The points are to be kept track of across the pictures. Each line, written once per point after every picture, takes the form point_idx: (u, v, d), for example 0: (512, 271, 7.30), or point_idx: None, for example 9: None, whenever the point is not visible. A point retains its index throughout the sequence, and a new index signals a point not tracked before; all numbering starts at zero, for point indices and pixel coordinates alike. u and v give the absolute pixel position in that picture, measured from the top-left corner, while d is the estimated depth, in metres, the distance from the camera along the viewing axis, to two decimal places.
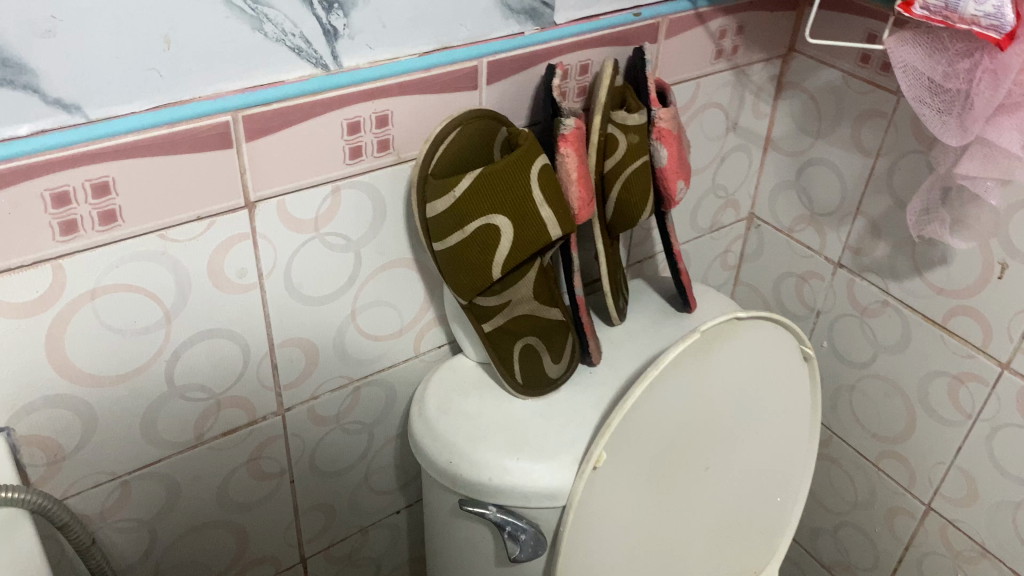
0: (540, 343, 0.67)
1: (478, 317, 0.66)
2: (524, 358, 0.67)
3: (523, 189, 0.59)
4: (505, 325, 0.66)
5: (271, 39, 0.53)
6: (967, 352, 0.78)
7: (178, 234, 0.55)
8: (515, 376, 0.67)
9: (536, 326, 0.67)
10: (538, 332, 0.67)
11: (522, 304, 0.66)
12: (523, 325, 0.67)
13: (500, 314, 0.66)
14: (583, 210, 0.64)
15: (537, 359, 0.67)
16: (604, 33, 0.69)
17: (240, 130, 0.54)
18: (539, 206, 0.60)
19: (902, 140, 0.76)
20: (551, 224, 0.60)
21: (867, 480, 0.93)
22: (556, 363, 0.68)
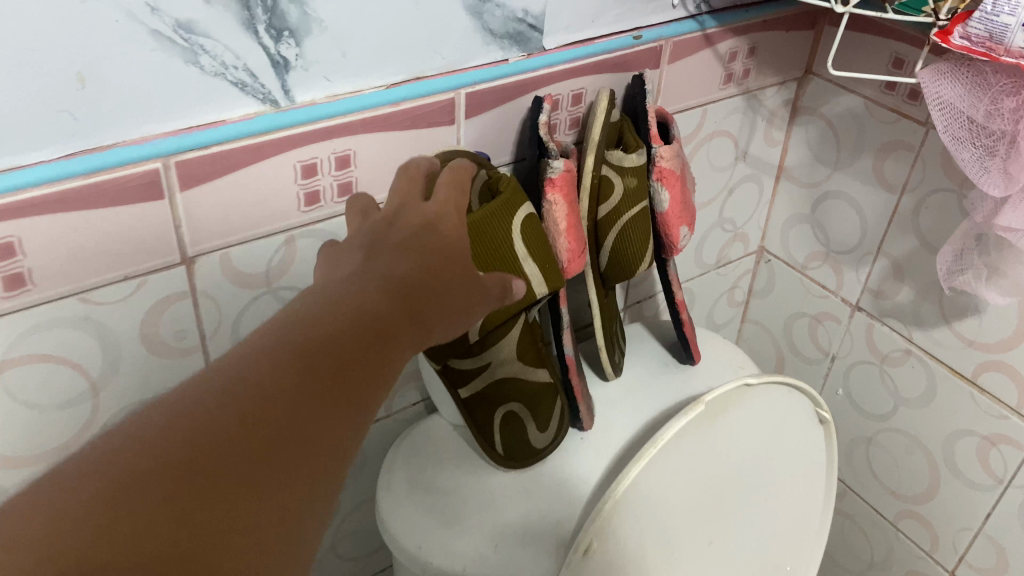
0: (524, 412, 0.60)
1: (454, 381, 0.59)
2: (506, 428, 0.59)
3: (507, 243, 0.52)
4: (484, 391, 0.59)
5: (209, 73, 0.46)
6: (999, 412, 0.70)
7: (103, 296, 0.48)
8: (494, 446, 0.60)
9: (521, 391, 0.60)
10: (522, 399, 0.60)
11: (505, 367, 0.59)
12: (505, 389, 0.59)
13: (479, 378, 0.59)
14: (574, 262, 0.57)
15: (519, 429, 0.59)
16: (600, 58, 0.61)
17: (172, 179, 0.47)
18: (522, 261, 0.53)
19: (931, 177, 0.69)
20: (537, 281, 0.53)
21: (884, 539, 0.85)
22: (542, 434, 0.60)
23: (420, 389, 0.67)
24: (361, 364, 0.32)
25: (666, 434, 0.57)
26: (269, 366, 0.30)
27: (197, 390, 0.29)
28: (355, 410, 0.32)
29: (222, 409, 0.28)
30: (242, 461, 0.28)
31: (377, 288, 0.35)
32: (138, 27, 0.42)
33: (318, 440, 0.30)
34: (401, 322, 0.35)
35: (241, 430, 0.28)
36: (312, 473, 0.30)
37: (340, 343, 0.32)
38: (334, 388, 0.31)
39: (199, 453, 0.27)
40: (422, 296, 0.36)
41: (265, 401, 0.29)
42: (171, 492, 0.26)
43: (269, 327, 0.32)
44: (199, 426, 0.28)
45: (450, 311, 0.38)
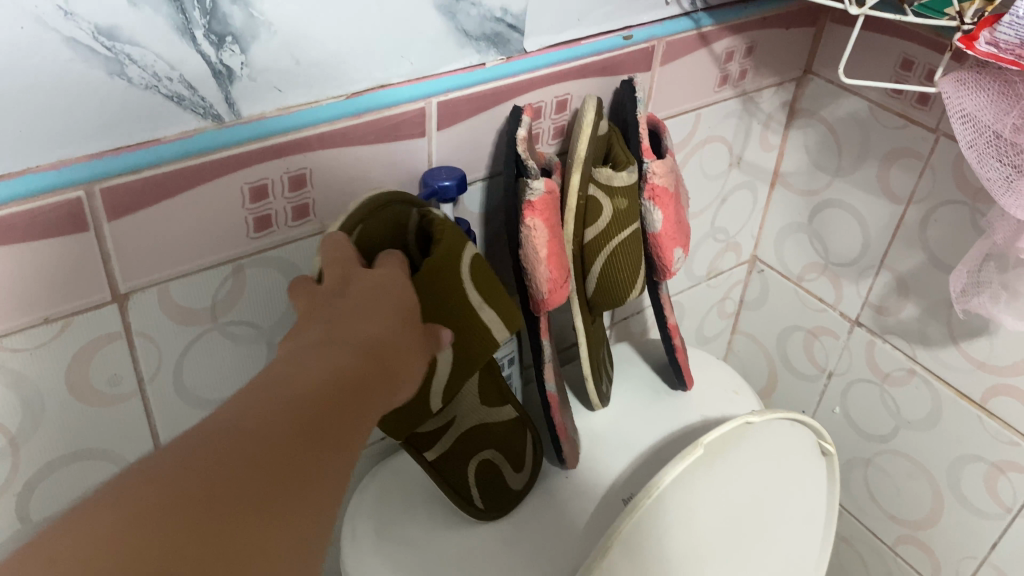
0: (499, 457, 0.55)
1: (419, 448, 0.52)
2: (484, 480, 0.54)
3: (455, 289, 0.46)
4: (453, 450, 0.53)
5: (138, 86, 0.39)
6: (1010, 438, 0.66)
7: (18, 343, 0.41)
8: (474, 503, 0.54)
9: (490, 436, 0.55)
10: (493, 444, 0.55)
11: (469, 418, 0.54)
12: (473, 441, 0.54)
13: (444, 438, 0.53)
14: (556, 292, 0.51)
15: (496, 476, 0.55)
16: (586, 61, 0.55)
17: (97, 208, 0.40)
18: (478, 309, 0.47)
19: (941, 188, 0.64)
20: (496, 326, 0.48)
21: (882, 564, 0.81)
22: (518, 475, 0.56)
23: None
24: (343, 427, 0.34)
25: (657, 483, 0.51)
26: (270, 427, 0.31)
27: (208, 443, 0.30)
28: (341, 467, 0.33)
29: (233, 469, 0.29)
30: (249, 520, 0.29)
31: (352, 348, 0.36)
32: (49, 35, 0.36)
33: (312, 500, 0.32)
34: (377, 381, 0.36)
35: (249, 492, 0.29)
36: (310, 532, 0.31)
37: (326, 405, 0.33)
38: (326, 450, 0.33)
39: (210, 518, 0.28)
40: (391, 356, 0.37)
41: (270, 465, 0.30)
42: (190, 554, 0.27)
43: (264, 388, 0.33)
44: (214, 487, 0.29)
45: (414, 367, 0.39)
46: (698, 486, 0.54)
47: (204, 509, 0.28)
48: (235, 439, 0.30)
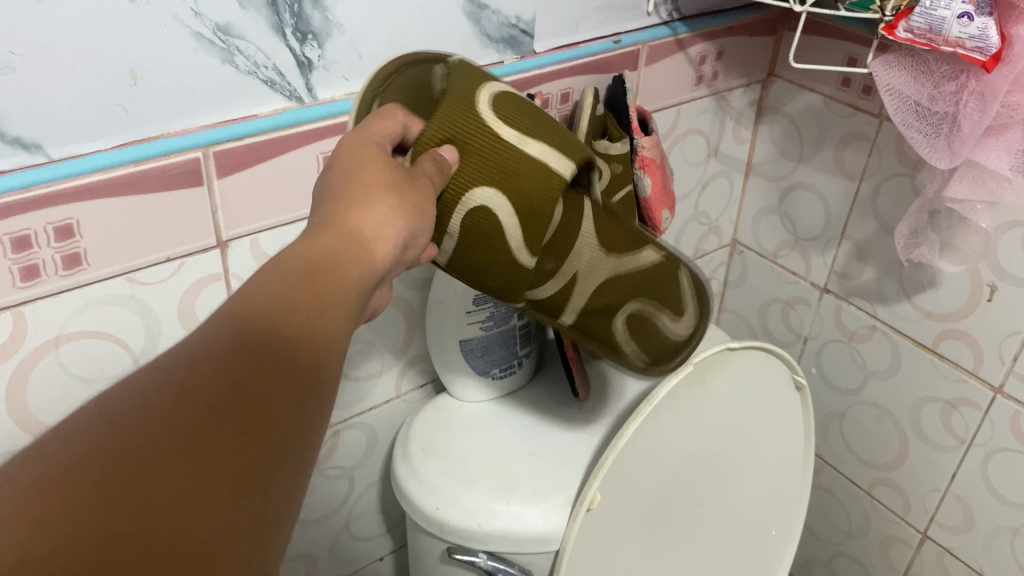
0: (649, 306, 0.54)
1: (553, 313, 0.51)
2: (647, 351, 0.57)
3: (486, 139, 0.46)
4: None
5: (243, 71, 0.50)
6: (958, 375, 0.77)
7: (147, 276, 0.53)
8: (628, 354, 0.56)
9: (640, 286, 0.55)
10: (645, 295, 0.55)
11: (597, 269, 0.50)
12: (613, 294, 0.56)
13: (576, 291, 0.50)
14: None
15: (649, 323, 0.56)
16: (584, 60, 0.67)
17: (211, 166, 0.52)
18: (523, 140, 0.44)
19: (886, 164, 0.75)
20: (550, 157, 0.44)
21: (861, 508, 0.92)
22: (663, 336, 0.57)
23: (426, 372, 0.73)
24: (286, 368, 0.33)
25: (658, 392, 0.60)
26: (203, 377, 0.31)
27: (136, 403, 0.30)
28: (290, 415, 0.32)
29: (159, 427, 0.29)
30: (181, 473, 0.28)
31: (277, 282, 0.35)
32: (182, 29, 0.47)
33: (250, 451, 0.31)
34: (319, 314, 0.35)
35: (180, 447, 0.29)
36: (263, 485, 0.31)
37: (249, 355, 0.32)
38: (273, 394, 0.32)
39: (131, 478, 0.28)
40: (329, 284, 0.37)
41: (202, 417, 0.30)
42: (112, 515, 0.26)
43: (198, 333, 0.33)
44: (138, 445, 0.28)
45: (355, 298, 0.38)
46: (687, 400, 0.64)
47: (126, 470, 0.28)
48: (162, 396, 0.30)
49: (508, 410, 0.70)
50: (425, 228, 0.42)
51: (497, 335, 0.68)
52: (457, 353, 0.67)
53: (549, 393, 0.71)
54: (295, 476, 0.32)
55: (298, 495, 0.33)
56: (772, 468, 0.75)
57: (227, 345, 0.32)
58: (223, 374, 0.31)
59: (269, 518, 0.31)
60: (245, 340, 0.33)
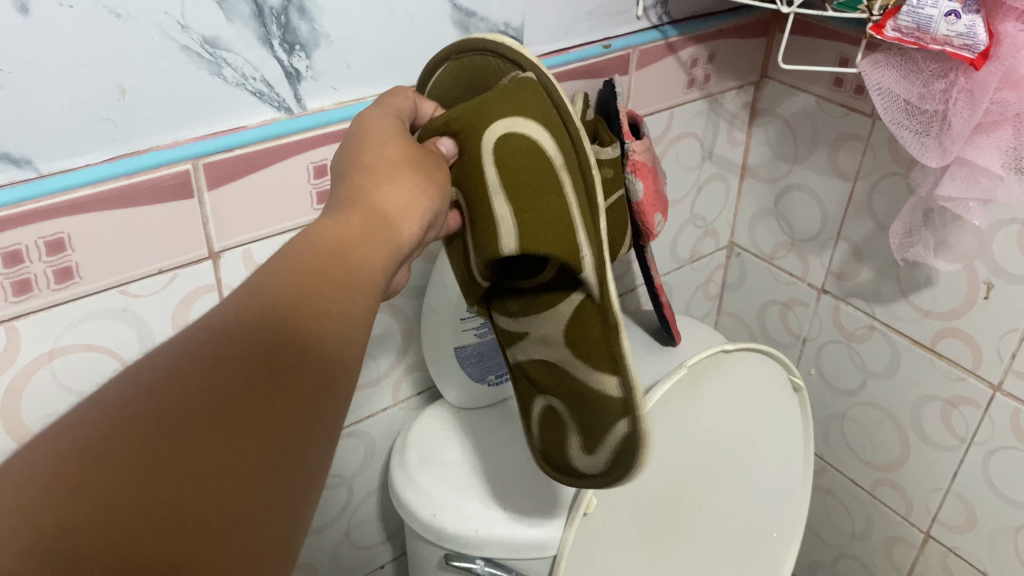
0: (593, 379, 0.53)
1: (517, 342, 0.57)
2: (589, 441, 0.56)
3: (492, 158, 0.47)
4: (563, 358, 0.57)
5: (231, 83, 0.51)
6: (957, 374, 0.76)
7: (140, 289, 0.53)
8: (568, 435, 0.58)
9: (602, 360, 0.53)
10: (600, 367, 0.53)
11: (559, 348, 0.54)
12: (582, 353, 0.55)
13: (536, 336, 0.55)
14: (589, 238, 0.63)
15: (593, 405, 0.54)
16: (574, 66, 0.68)
17: (201, 179, 0.52)
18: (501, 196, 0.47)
19: (880, 164, 0.75)
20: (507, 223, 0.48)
21: (864, 509, 0.92)
22: (589, 459, 0.57)
23: (423, 379, 0.73)
24: (322, 341, 0.32)
25: (654, 394, 0.60)
26: (241, 346, 0.30)
27: (173, 366, 0.29)
28: (322, 390, 0.32)
29: (196, 396, 0.28)
30: (217, 446, 0.28)
31: (313, 253, 0.34)
32: (170, 43, 0.47)
33: (284, 427, 0.30)
34: (351, 288, 0.35)
35: (216, 418, 0.28)
36: (292, 462, 0.30)
37: (288, 324, 0.31)
38: (308, 367, 0.31)
39: (168, 447, 0.27)
40: (359, 260, 0.36)
41: (241, 387, 0.29)
42: (149, 486, 0.26)
43: (234, 294, 0.32)
44: (174, 415, 0.28)
45: (382, 272, 0.37)
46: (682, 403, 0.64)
47: (164, 439, 0.27)
48: (200, 361, 0.29)
49: (504, 417, 0.70)
50: (439, 207, 0.43)
51: (491, 342, 0.68)
52: (453, 359, 0.67)
53: None
54: (322, 453, 0.32)
55: (324, 468, 0.32)
56: (771, 471, 0.75)
57: (265, 312, 0.31)
58: (262, 343, 0.30)
59: (296, 493, 0.30)
60: (282, 309, 0.32)
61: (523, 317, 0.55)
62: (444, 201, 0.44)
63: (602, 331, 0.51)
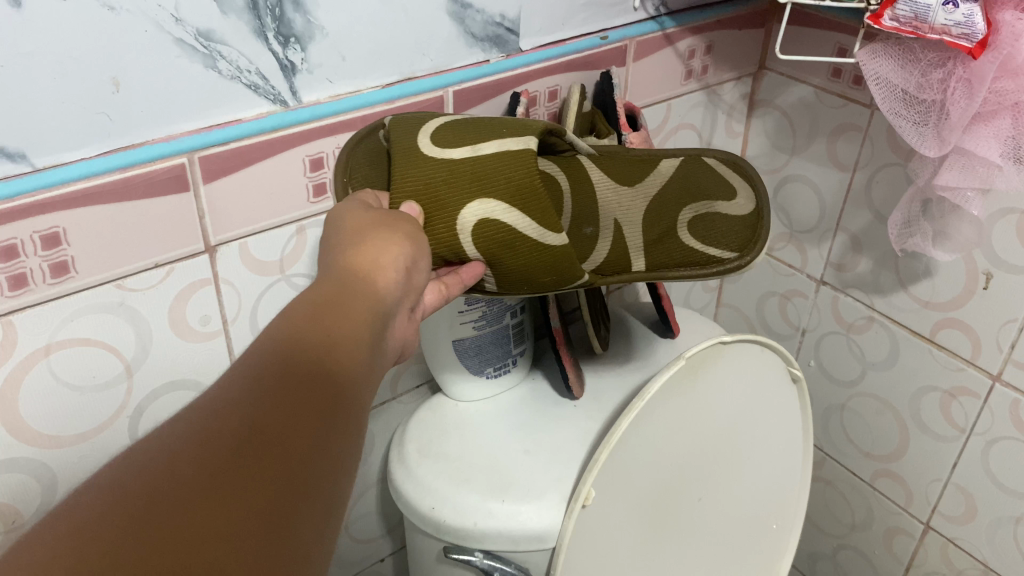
0: (701, 206, 0.57)
1: (622, 265, 0.58)
2: (704, 229, 0.57)
3: (443, 164, 0.50)
4: (650, 240, 0.58)
5: (226, 77, 0.50)
6: (956, 365, 0.76)
7: (136, 283, 0.53)
8: (716, 255, 0.57)
9: (677, 196, 0.57)
10: (687, 200, 0.57)
11: (639, 202, 0.57)
12: (664, 202, 0.57)
13: (630, 234, 0.57)
14: None
15: (704, 219, 0.57)
16: (571, 57, 0.68)
17: (196, 172, 0.52)
18: (480, 149, 0.50)
19: (878, 154, 0.75)
20: (507, 145, 0.50)
21: (864, 501, 0.92)
22: (734, 200, 0.58)
23: (422, 372, 0.73)
24: (308, 404, 0.34)
25: (651, 386, 0.60)
26: (228, 422, 0.32)
27: (164, 449, 0.31)
28: (315, 453, 0.33)
29: (187, 469, 0.30)
30: (212, 514, 0.29)
31: (292, 324, 0.37)
32: (164, 36, 0.47)
33: (280, 490, 0.31)
34: (331, 352, 0.37)
35: (208, 488, 0.30)
36: (290, 522, 0.31)
37: (275, 396, 0.34)
38: (296, 430, 0.33)
39: (165, 521, 0.29)
40: (338, 324, 0.38)
41: (232, 457, 0.31)
42: (148, 559, 0.27)
43: (224, 379, 0.34)
44: (168, 490, 0.29)
45: (365, 332, 0.39)
46: (680, 395, 0.64)
47: (159, 513, 0.29)
48: (193, 442, 0.31)
49: (502, 409, 0.70)
50: (417, 263, 0.46)
51: (490, 335, 0.68)
52: (451, 353, 0.67)
53: (542, 391, 0.72)
54: (322, 513, 0.33)
55: (327, 530, 0.34)
56: (770, 462, 0.75)
57: (248, 385, 0.34)
58: (250, 417, 0.33)
59: (300, 556, 0.31)
60: (264, 379, 0.34)
61: (603, 237, 0.57)
62: (421, 255, 0.47)
63: (636, 159, 0.57)
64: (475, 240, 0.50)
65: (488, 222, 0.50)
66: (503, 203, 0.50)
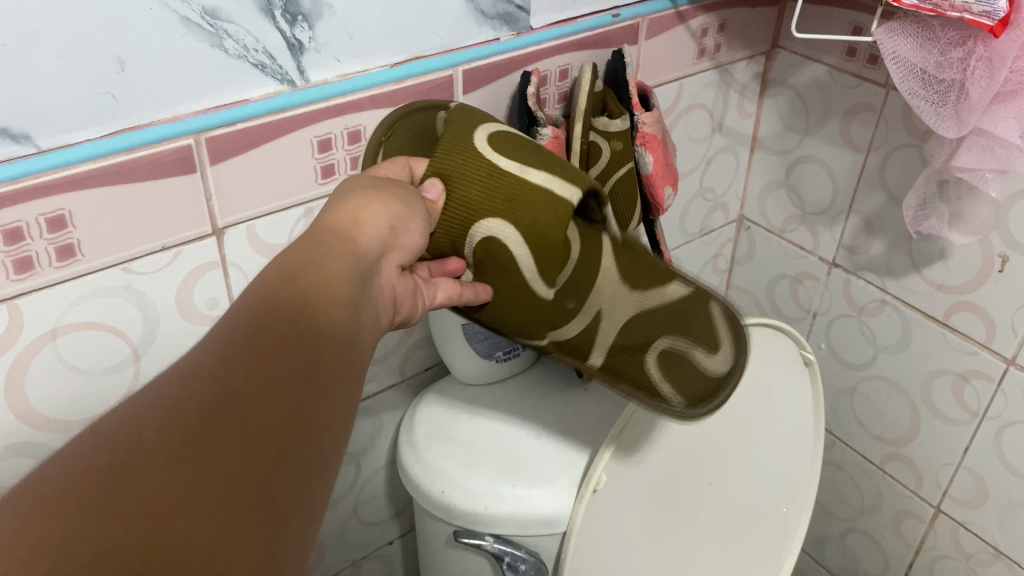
0: (680, 343, 0.57)
1: (584, 353, 0.57)
2: (663, 366, 0.57)
3: (483, 167, 0.48)
4: (619, 345, 0.56)
5: (233, 56, 0.49)
6: (970, 348, 0.75)
7: (143, 266, 0.52)
8: (673, 401, 0.56)
9: (665, 319, 0.56)
10: (671, 331, 0.57)
11: (627, 304, 0.56)
12: (654, 326, 0.56)
13: (604, 328, 0.56)
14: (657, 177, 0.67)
15: (678, 364, 0.57)
16: (582, 36, 0.66)
17: (204, 153, 0.51)
18: (527, 172, 0.49)
19: (893, 134, 0.74)
20: (551, 185, 0.49)
21: (873, 484, 0.92)
22: (711, 357, 0.58)
23: (431, 355, 0.72)
24: (283, 367, 0.33)
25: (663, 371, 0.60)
26: (197, 391, 0.31)
27: (130, 420, 0.30)
28: (294, 417, 0.32)
29: (153, 439, 0.29)
30: (179, 481, 0.28)
31: (263, 287, 0.36)
32: (169, 14, 0.46)
33: (256, 457, 0.30)
34: (309, 310, 0.36)
35: (175, 455, 0.29)
36: (272, 489, 0.30)
37: (245, 364, 0.33)
38: (270, 392, 0.32)
39: (131, 492, 0.27)
40: (314, 281, 0.37)
41: (201, 426, 0.30)
42: (109, 530, 0.26)
43: (192, 353, 0.34)
44: (133, 459, 0.28)
45: (346, 291, 0.39)
46: None
47: (124, 486, 0.27)
48: (160, 412, 0.30)
49: (511, 393, 0.69)
50: (405, 226, 0.45)
51: None
52: (461, 336, 0.66)
53: (552, 375, 0.71)
54: (308, 481, 0.32)
55: (316, 495, 0.32)
56: (780, 447, 0.75)
57: (217, 355, 0.33)
58: (218, 384, 0.32)
59: (280, 517, 0.30)
60: (235, 345, 0.33)
61: (580, 316, 0.56)
62: (411, 219, 0.45)
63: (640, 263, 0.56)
64: (473, 248, 0.49)
65: (495, 241, 0.49)
66: (518, 237, 0.49)
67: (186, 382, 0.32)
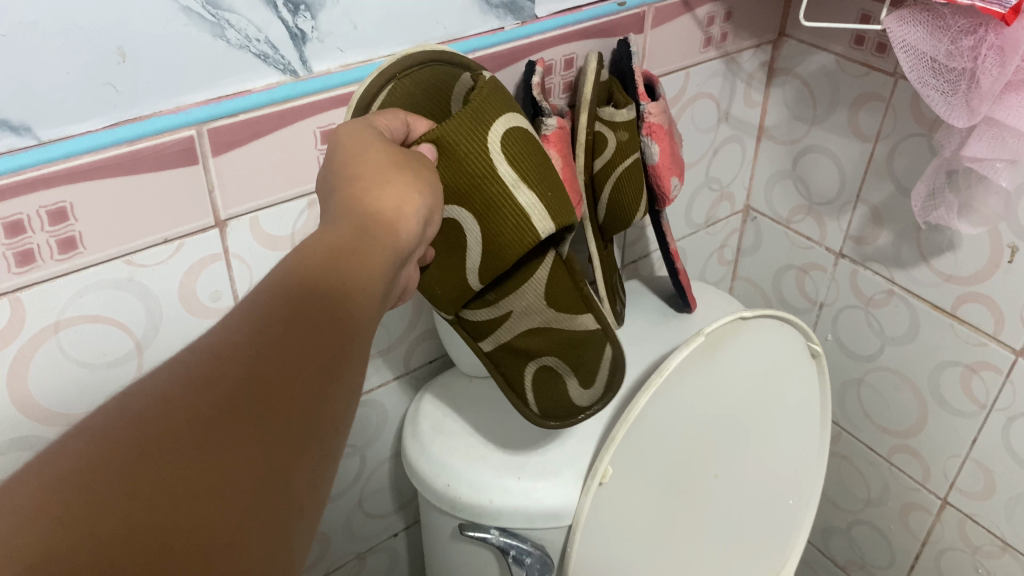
0: (564, 368, 0.62)
1: (479, 334, 0.61)
2: (540, 378, 0.62)
3: (486, 166, 0.50)
4: (510, 343, 0.61)
5: (234, 46, 0.49)
6: (978, 340, 0.75)
7: (145, 259, 0.52)
8: (528, 404, 0.61)
9: (562, 341, 0.61)
10: (559, 351, 0.61)
11: (533, 316, 0.60)
12: (550, 339, 0.61)
13: (511, 324, 0.60)
14: (662, 164, 0.66)
15: (557, 381, 0.62)
16: (588, 24, 0.66)
17: (206, 144, 0.50)
18: (517, 190, 0.51)
19: (901, 124, 0.73)
20: (534, 211, 0.51)
21: (880, 476, 0.91)
22: (582, 391, 0.62)
23: (435, 347, 0.72)
24: (312, 353, 0.34)
25: (669, 364, 0.60)
26: (227, 370, 0.32)
27: (158, 395, 0.31)
28: (316, 404, 0.33)
29: (181, 420, 0.30)
30: (208, 469, 0.30)
31: (303, 266, 0.36)
32: (170, 4, 0.45)
33: (272, 446, 0.31)
34: (345, 298, 0.36)
35: (205, 441, 0.30)
36: (284, 478, 0.32)
37: (278, 346, 0.33)
38: (297, 378, 0.33)
39: (154, 473, 0.29)
40: (352, 268, 0.37)
41: (227, 409, 0.31)
42: (135, 512, 0.28)
43: (226, 323, 0.34)
44: (158, 438, 0.29)
45: (381, 278, 0.39)
46: (697, 370, 0.63)
47: (147, 465, 0.29)
48: (189, 388, 0.31)
49: None
50: (434, 215, 0.45)
51: None
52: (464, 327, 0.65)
53: None
54: (319, 469, 0.34)
55: (325, 480, 0.34)
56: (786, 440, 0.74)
57: (251, 331, 0.33)
58: (249, 363, 0.32)
59: (290, 505, 0.32)
60: (270, 325, 0.33)
61: (492, 308, 0.59)
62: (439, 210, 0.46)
63: (569, 283, 0.60)
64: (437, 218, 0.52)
65: (456, 224, 0.52)
66: (481, 234, 0.52)
67: (221, 355, 0.32)
